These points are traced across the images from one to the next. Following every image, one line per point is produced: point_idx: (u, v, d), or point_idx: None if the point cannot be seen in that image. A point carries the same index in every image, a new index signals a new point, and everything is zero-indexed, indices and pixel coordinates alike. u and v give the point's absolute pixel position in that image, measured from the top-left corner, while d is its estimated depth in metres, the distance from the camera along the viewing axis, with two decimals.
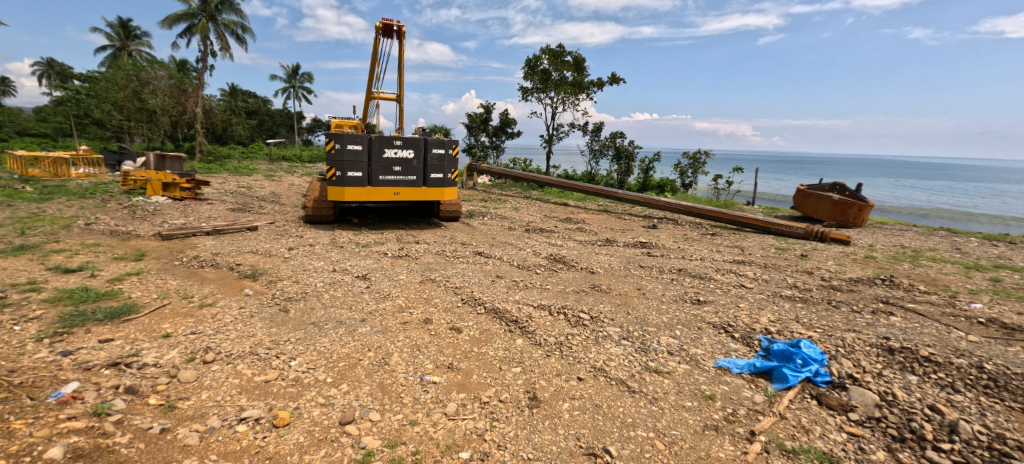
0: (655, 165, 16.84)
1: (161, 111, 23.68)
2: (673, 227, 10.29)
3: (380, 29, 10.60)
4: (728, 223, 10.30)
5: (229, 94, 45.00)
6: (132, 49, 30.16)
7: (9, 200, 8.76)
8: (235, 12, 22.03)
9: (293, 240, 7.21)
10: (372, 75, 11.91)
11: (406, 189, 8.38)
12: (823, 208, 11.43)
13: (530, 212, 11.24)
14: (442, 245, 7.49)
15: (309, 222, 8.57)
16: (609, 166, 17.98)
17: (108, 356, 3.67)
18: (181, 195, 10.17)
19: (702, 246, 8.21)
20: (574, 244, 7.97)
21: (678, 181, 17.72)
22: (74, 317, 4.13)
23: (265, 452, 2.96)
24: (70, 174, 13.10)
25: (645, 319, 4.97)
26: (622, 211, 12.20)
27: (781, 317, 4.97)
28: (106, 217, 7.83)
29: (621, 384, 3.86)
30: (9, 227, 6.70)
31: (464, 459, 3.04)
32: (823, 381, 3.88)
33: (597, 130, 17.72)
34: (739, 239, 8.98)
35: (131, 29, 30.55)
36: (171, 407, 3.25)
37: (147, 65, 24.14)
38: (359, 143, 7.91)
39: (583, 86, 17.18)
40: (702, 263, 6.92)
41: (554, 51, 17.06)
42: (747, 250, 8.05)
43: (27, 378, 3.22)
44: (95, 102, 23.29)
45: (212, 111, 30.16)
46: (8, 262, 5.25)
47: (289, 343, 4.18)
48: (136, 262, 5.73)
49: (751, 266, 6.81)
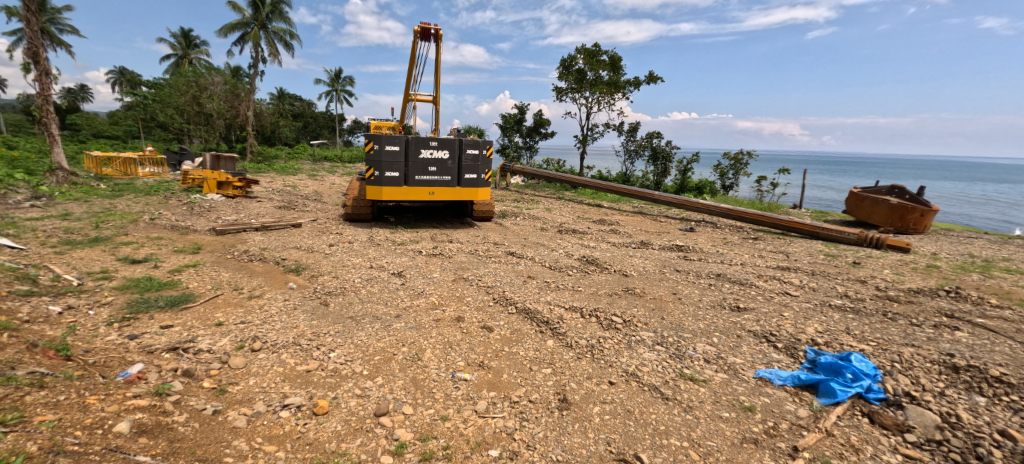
0: (693, 167, 16.23)
1: (217, 115, 25.26)
2: (711, 230, 9.90)
3: (418, 33, 10.84)
4: (772, 227, 9.78)
5: (278, 98, 47.40)
6: (192, 58, 32.30)
7: (86, 196, 9.63)
8: (284, 19, 23.05)
9: (333, 238, 7.51)
10: (410, 77, 12.13)
11: (441, 189, 8.55)
12: (878, 212, 10.65)
13: (563, 214, 11.14)
14: (475, 245, 7.59)
15: (348, 220, 8.86)
16: (645, 167, 17.52)
17: (167, 340, 3.99)
18: (233, 193, 10.84)
19: (743, 251, 7.85)
20: (607, 246, 7.84)
21: (718, 183, 16.96)
22: (140, 303, 4.51)
23: (306, 438, 3.14)
24: (137, 173, 14.23)
25: (681, 324, 4.82)
26: (658, 213, 11.87)
27: (829, 328, 4.69)
28: (168, 213, 8.46)
29: (653, 390, 3.78)
30: (86, 221, 7.37)
31: (493, 457, 3.09)
32: (876, 397, 3.63)
33: (633, 130, 17.28)
34: (784, 244, 8.50)
35: (192, 39, 32.71)
36: (222, 390, 3.50)
37: (205, 72, 25.77)
38: (396, 144, 8.11)
39: (619, 85, 16.84)
40: (742, 268, 6.60)
41: (588, 51, 16.82)
42: (793, 256, 7.62)
43: (99, 358, 3.56)
44: (159, 107, 25.16)
45: (262, 114, 31.76)
46: (85, 252, 5.80)
47: (329, 335, 4.37)
48: (193, 255, 6.17)
49: (797, 273, 6.44)
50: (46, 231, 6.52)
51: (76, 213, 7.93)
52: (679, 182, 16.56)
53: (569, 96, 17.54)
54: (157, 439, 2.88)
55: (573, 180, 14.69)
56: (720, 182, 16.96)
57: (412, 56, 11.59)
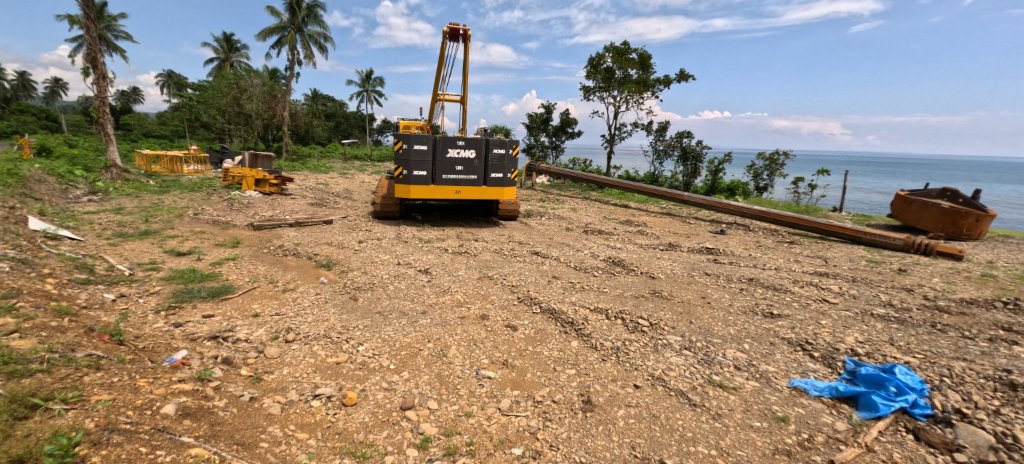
0: (724, 168, 15.55)
1: (256, 115, 26.31)
2: (743, 233, 9.55)
3: (447, 34, 10.95)
4: (810, 231, 9.33)
5: (313, 98, 48.89)
6: (233, 61, 33.76)
7: (136, 192, 10.25)
8: (319, 23, 23.80)
9: (362, 234, 7.72)
10: (438, 77, 12.25)
11: (467, 188, 8.62)
12: (928, 217, 9.97)
13: (589, 214, 11.01)
14: (500, 244, 7.63)
15: (377, 217, 9.06)
16: (674, 168, 17.05)
17: (209, 329, 4.21)
18: (269, 190, 11.30)
19: (778, 255, 7.54)
20: (634, 247, 7.70)
21: (751, 184, 16.22)
22: (184, 293, 4.79)
23: (335, 428, 3.26)
24: (182, 171, 15.04)
25: (710, 329, 4.68)
26: (687, 215, 11.55)
27: (870, 338, 4.45)
28: (210, 209, 8.90)
29: (680, 395, 3.70)
30: (137, 215, 7.84)
31: (517, 456, 3.11)
32: (922, 413, 3.42)
33: (662, 129, 16.83)
34: (823, 249, 8.10)
35: (232, 43, 34.15)
36: (258, 379, 3.67)
37: (246, 74, 26.88)
38: (425, 143, 8.23)
39: (648, 84, 16.47)
40: (777, 273, 6.34)
41: (618, 49, 16.50)
42: (832, 261, 7.25)
43: (149, 344, 3.81)
44: (203, 107, 26.44)
45: (297, 114, 32.88)
46: (136, 244, 6.19)
47: (358, 329, 4.50)
48: (233, 249, 6.48)
49: (836, 280, 6.14)
50: (102, 224, 6.98)
51: (128, 208, 8.45)
52: (709, 183, 16.00)
53: (597, 95, 17.25)
54: (200, 421, 3.05)
55: (601, 180, 14.48)
56: (753, 184, 16.21)
57: (441, 57, 11.70)
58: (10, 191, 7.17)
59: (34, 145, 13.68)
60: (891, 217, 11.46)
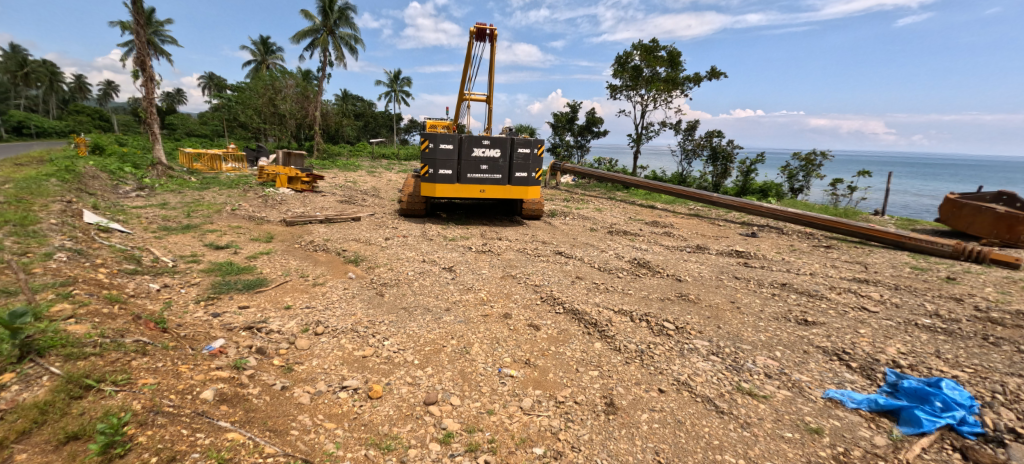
0: (757, 168, 14.89)
1: (289, 115, 27.20)
2: (776, 236, 9.18)
3: (474, 34, 11.00)
4: (849, 235, 8.87)
5: (343, 98, 50.09)
6: (269, 63, 35.03)
7: (179, 188, 10.79)
8: (351, 26, 24.41)
9: (389, 231, 7.88)
10: (465, 77, 12.31)
11: (492, 187, 8.65)
12: (981, 222, 9.29)
13: (614, 214, 10.85)
14: (524, 243, 7.62)
15: (403, 215, 9.21)
16: (703, 168, 16.56)
17: (244, 320, 4.41)
18: (301, 187, 11.67)
19: (813, 259, 7.22)
20: (660, 249, 7.54)
21: (785, 186, 15.49)
22: (222, 285, 5.02)
23: (361, 419, 3.35)
24: (221, 168, 15.71)
25: (739, 335, 4.54)
26: (716, 216, 11.21)
27: (914, 350, 4.20)
28: (246, 205, 9.28)
29: (707, 402, 3.60)
30: (180, 210, 8.26)
31: (538, 455, 3.11)
32: (971, 431, 3.20)
33: (689, 129, 16.34)
34: (863, 255, 7.69)
35: (268, 45, 35.38)
36: (289, 369, 3.81)
37: (280, 76, 27.86)
38: (450, 142, 8.31)
39: (677, 82, 16.04)
40: (812, 279, 6.07)
41: (645, 46, 16.14)
42: (873, 267, 6.88)
43: (190, 332, 4.02)
44: (241, 108, 27.53)
45: (328, 114, 33.79)
46: (179, 237, 6.52)
47: (384, 324, 4.60)
48: (267, 243, 6.74)
49: (877, 287, 5.82)
50: (148, 218, 7.40)
51: (171, 203, 8.91)
52: (740, 184, 15.41)
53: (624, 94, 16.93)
54: (236, 407, 3.19)
55: (628, 180, 14.24)
56: (787, 185, 15.47)
57: (467, 56, 11.76)
58: (67, 187, 7.70)
59: (89, 143, 14.60)
60: (938, 221, 10.77)
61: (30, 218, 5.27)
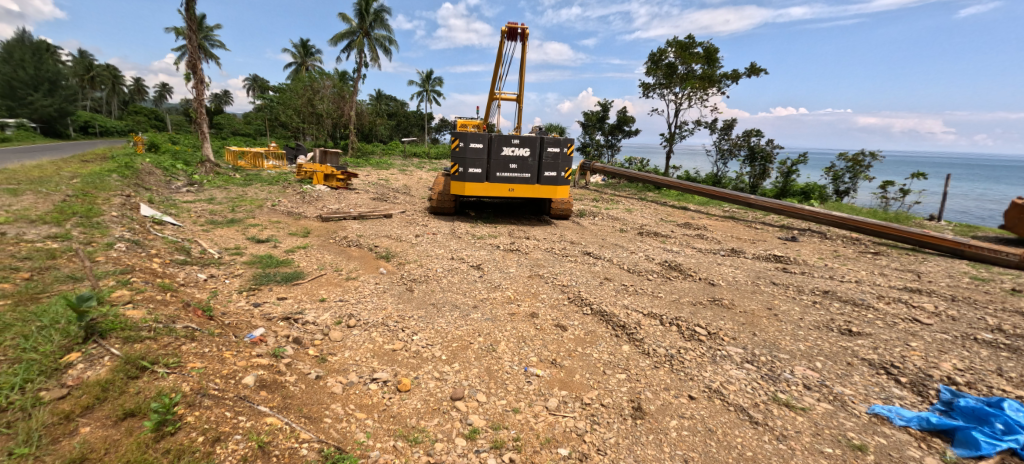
0: (798, 169, 14.15)
1: (326, 115, 28.12)
2: (818, 241, 8.71)
3: (504, 33, 11.00)
4: (900, 242, 8.30)
5: (377, 98, 51.25)
6: (309, 65, 36.35)
7: (224, 184, 11.38)
8: (385, 27, 24.88)
9: (419, 229, 8.02)
10: (496, 77, 12.30)
11: (521, 186, 8.64)
12: None
13: (644, 215, 10.61)
14: (552, 242, 7.58)
15: (433, 213, 9.35)
16: (740, 169, 15.94)
17: (282, 310, 4.61)
18: (336, 185, 12.05)
19: (858, 266, 6.80)
20: (692, 252, 7.30)
21: (830, 188, 14.58)
22: (262, 277, 5.27)
23: (390, 411, 3.44)
24: (263, 166, 16.45)
25: (776, 343, 4.34)
26: (753, 219, 10.76)
27: (972, 366, 3.89)
28: (285, 201, 9.68)
29: (740, 411, 3.47)
30: (226, 205, 8.71)
31: (563, 456, 3.09)
32: None
33: (726, 128, 15.75)
34: (915, 263, 7.17)
35: (308, 48, 36.69)
36: (323, 359, 3.96)
37: (317, 77, 28.92)
38: (480, 142, 8.35)
39: (713, 79, 15.45)
40: (857, 287, 5.72)
41: (681, 43, 15.67)
42: (926, 276, 6.40)
43: (233, 320, 4.25)
44: (282, 108, 28.67)
45: (363, 114, 34.72)
46: (224, 231, 6.89)
47: (413, 319, 4.69)
48: (304, 238, 7.02)
49: (930, 297, 5.42)
50: (197, 212, 7.85)
51: (218, 198, 9.41)
52: (779, 185, 14.61)
53: (657, 92, 16.48)
54: (275, 393, 3.35)
55: (660, 181, 13.90)
56: (832, 187, 14.54)
57: (497, 56, 11.77)
58: (126, 182, 8.29)
59: (146, 142, 15.59)
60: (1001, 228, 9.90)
61: (95, 211, 5.72)
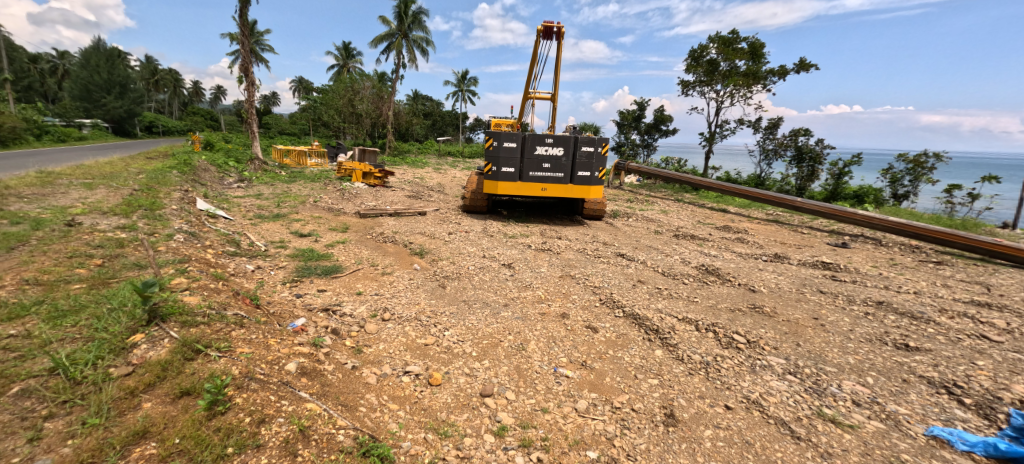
0: (851, 171, 13.23)
1: (365, 115, 28.99)
2: (872, 248, 8.11)
3: (539, 32, 10.92)
4: (966, 251, 7.61)
5: (415, 98, 52.29)
6: (351, 67, 37.55)
7: (270, 181, 11.96)
8: (422, 29, 25.28)
9: (452, 226, 8.13)
10: (531, 75, 12.21)
11: (553, 186, 8.57)
12: None
13: (681, 217, 10.27)
14: (584, 243, 7.48)
15: (466, 211, 9.44)
16: (785, 170, 15.14)
17: (322, 302, 4.81)
18: (374, 182, 12.40)
19: (917, 277, 6.28)
20: (731, 256, 6.99)
21: (886, 191, 13.54)
22: (304, 269, 5.52)
23: (421, 404, 3.52)
24: (306, 164, 17.17)
25: (821, 355, 4.10)
26: (799, 223, 10.17)
27: None
28: (326, 197, 10.06)
29: (781, 425, 3.30)
30: (273, 201, 9.15)
31: (591, 459, 3.06)
32: None
33: (771, 127, 14.95)
34: (984, 274, 6.55)
35: (350, 51, 37.93)
36: (359, 350, 4.10)
37: (358, 78, 29.84)
38: (514, 141, 8.35)
39: (758, 76, 14.67)
40: (914, 298, 5.30)
41: (724, 39, 15.02)
42: (997, 289, 5.83)
43: (277, 310, 4.47)
44: (326, 108, 29.77)
45: (400, 114, 35.51)
46: (269, 225, 7.25)
47: (445, 315, 4.77)
48: (343, 233, 7.27)
49: (1000, 313, 4.94)
50: (246, 207, 8.31)
51: (265, 194, 9.91)
52: (830, 188, 13.68)
53: (697, 89, 15.88)
54: (315, 380, 3.50)
55: (699, 182, 13.42)
56: (889, 190, 13.50)
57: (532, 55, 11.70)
58: (185, 178, 8.89)
59: (204, 140, 16.60)
60: None
61: (157, 204, 6.17)
